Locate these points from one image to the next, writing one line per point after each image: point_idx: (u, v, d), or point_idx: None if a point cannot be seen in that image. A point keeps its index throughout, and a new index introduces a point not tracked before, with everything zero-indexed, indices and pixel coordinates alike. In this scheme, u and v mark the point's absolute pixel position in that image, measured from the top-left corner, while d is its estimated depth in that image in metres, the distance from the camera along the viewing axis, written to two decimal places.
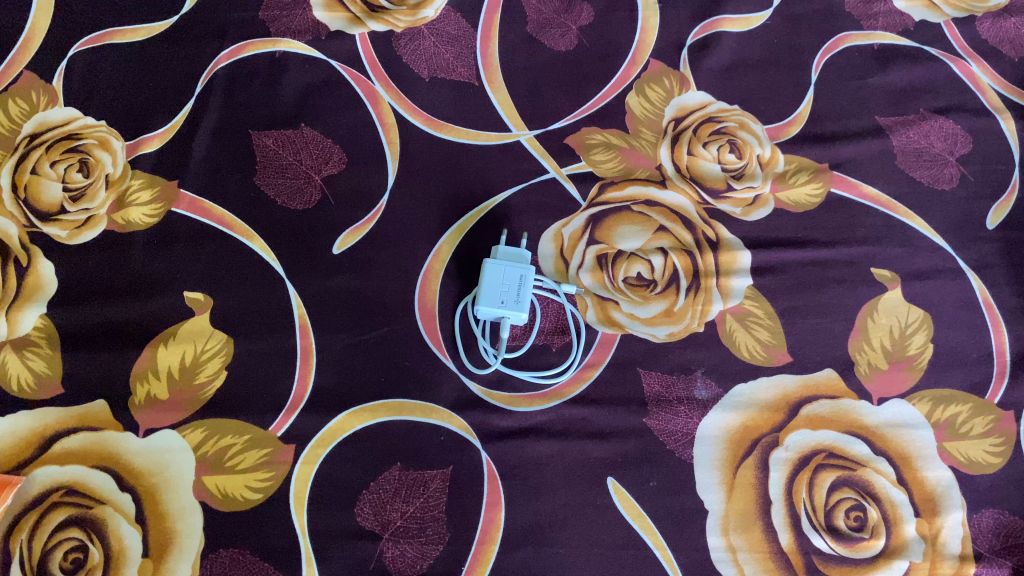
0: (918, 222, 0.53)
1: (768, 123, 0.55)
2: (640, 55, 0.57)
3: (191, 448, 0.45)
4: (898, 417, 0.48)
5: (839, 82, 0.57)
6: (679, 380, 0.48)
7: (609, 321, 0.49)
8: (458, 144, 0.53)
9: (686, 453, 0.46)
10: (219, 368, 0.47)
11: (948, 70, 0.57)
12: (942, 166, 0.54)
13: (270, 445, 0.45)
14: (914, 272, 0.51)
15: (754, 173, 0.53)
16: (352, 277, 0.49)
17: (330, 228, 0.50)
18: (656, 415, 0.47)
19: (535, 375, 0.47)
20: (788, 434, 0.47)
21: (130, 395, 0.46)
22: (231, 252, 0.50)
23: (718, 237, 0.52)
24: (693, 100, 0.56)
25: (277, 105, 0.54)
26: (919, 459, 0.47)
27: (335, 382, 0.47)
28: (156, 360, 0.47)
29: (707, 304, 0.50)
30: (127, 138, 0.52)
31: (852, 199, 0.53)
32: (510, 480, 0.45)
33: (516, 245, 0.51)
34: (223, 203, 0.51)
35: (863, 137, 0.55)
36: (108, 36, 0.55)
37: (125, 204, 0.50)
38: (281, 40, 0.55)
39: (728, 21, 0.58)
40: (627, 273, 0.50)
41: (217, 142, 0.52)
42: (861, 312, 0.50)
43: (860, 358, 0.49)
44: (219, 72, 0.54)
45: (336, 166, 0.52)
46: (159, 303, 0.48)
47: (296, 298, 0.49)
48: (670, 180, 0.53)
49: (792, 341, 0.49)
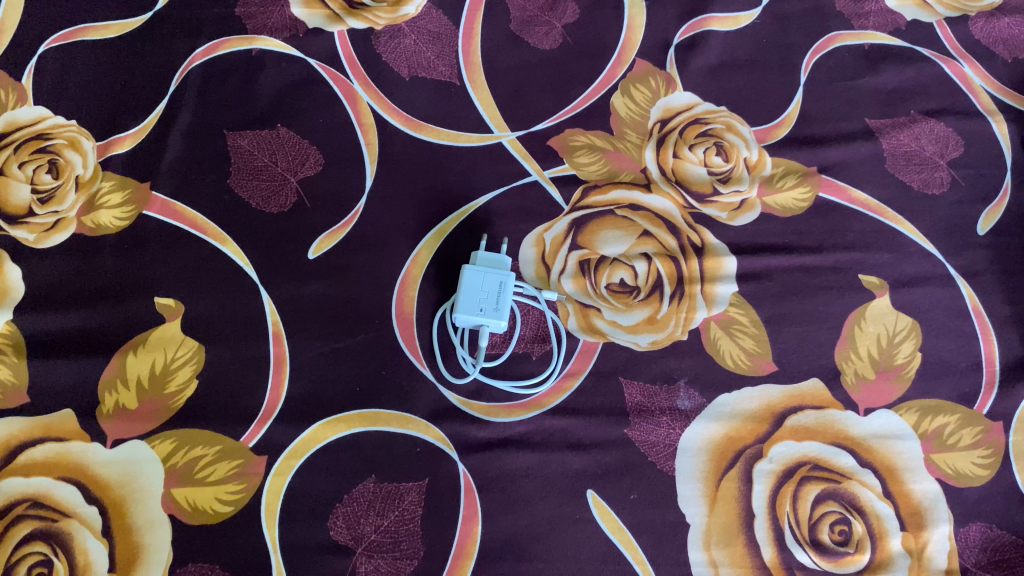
0: (907, 227, 0.52)
1: (756, 125, 0.54)
2: (625, 55, 0.55)
3: (161, 459, 0.44)
4: (885, 428, 0.47)
5: (828, 83, 0.55)
6: (661, 390, 0.47)
7: (590, 329, 0.48)
8: (438, 146, 0.52)
9: (668, 465, 0.45)
10: (190, 377, 0.46)
11: (940, 71, 0.56)
12: (933, 169, 0.53)
13: (241, 457, 0.44)
14: (903, 279, 0.50)
15: (741, 176, 0.52)
16: (328, 283, 0.48)
17: (305, 233, 0.49)
18: (638, 425, 0.46)
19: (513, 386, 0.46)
20: (772, 446, 0.46)
21: (98, 404, 0.45)
22: (203, 257, 0.48)
23: (703, 242, 0.50)
24: (679, 101, 0.54)
25: (252, 105, 0.52)
26: (905, 472, 0.46)
27: (309, 392, 0.46)
28: (125, 369, 0.46)
29: (691, 312, 0.49)
30: (98, 138, 0.51)
31: (841, 203, 0.52)
32: (487, 493, 0.44)
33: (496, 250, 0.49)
34: (196, 206, 0.50)
35: (852, 140, 0.54)
36: (79, 32, 0.53)
37: (95, 207, 0.49)
38: (258, 37, 0.54)
39: (716, 19, 0.56)
40: (610, 279, 0.49)
41: (191, 142, 0.51)
42: (849, 319, 0.49)
43: (846, 367, 0.48)
44: (194, 70, 0.53)
45: (313, 168, 0.51)
46: (128, 309, 0.47)
47: (269, 304, 0.48)
48: (654, 184, 0.52)
49: (777, 350, 0.48)
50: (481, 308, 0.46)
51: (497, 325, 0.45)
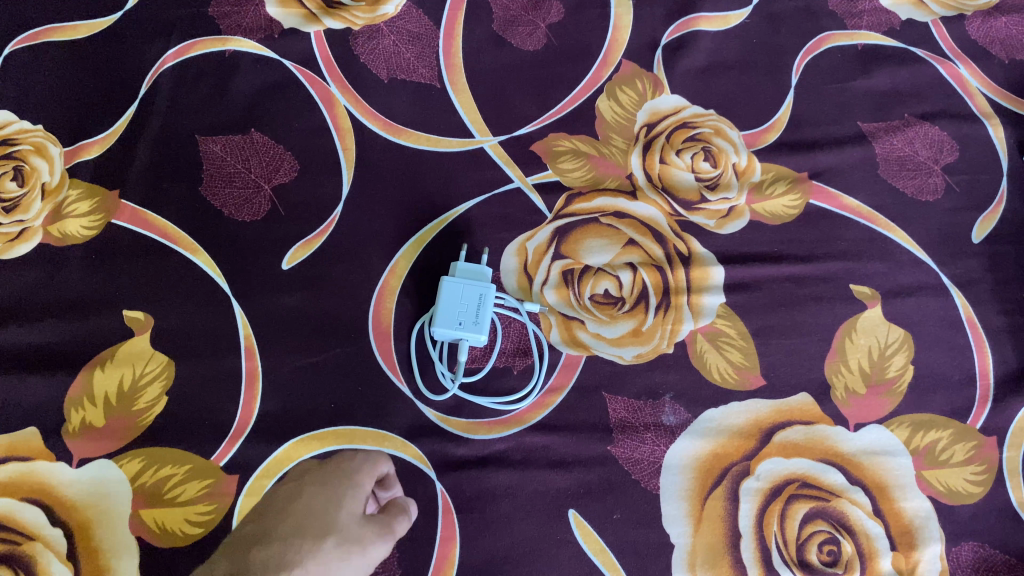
0: (900, 235, 0.50)
1: (745, 129, 0.52)
2: (611, 56, 0.54)
3: (129, 479, 0.43)
4: (876, 444, 0.46)
5: (820, 85, 0.54)
6: (646, 405, 0.45)
7: (573, 342, 0.47)
8: (417, 151, 0.50)
9: (652, 483, 0.44)
10: (160, 393, 0.44)
11: (935, 72, 0.54)
12: (927, 175, 0.52)
13: (212, 476, 0.43)
14: (895, 289, 0.49)
15: (729, 182, 0.51)
16: (303, 295, 0.47)
17: (279, 242, 0.48)
18: (621, 442, 0.45)
19: (494, 403, 0.45)
20: (759, 463, 0.45)
21: (64, 422, 0.43)
22: (174, 268, 0.47)
23: (690, 252, 0.49)
24: (666, 104, 0.53)
25: (225, 109, 0.51)
26: (896, 489, 0.45)
27: (282, 409, 0.44)
28: (92, 385, 0.44)
29: (677, 324, 0.47)
30: (65, 144, 0.49)
31: (832, 210, 0.51)
32: (466, 513, 0.43)
33: (476, 261, 0.48)
34: (167, 214, 0.48)
35: (844, 145, 0.52)
36: (46, 33, 0.52)
37: (62, 216, 0.48)
38: (232, 38, 0.52)
39: (705, 19, 0.55)
40: (593, 290, 0.48)
41: (161, 148, 0.49)
42: (839, 331, 0.48)
43: (836, 381, 0.47)
44: (165, 72, 0.51)
45: (288, 175, 0.49)
46: (96, 322, 0.45)
47: (241, 317, 0.46)
48: (640, 190, 0.50)
49: (765, 363, 0.47)
50: (460, 322, 0.44)
51: (476, 339, 0.44)
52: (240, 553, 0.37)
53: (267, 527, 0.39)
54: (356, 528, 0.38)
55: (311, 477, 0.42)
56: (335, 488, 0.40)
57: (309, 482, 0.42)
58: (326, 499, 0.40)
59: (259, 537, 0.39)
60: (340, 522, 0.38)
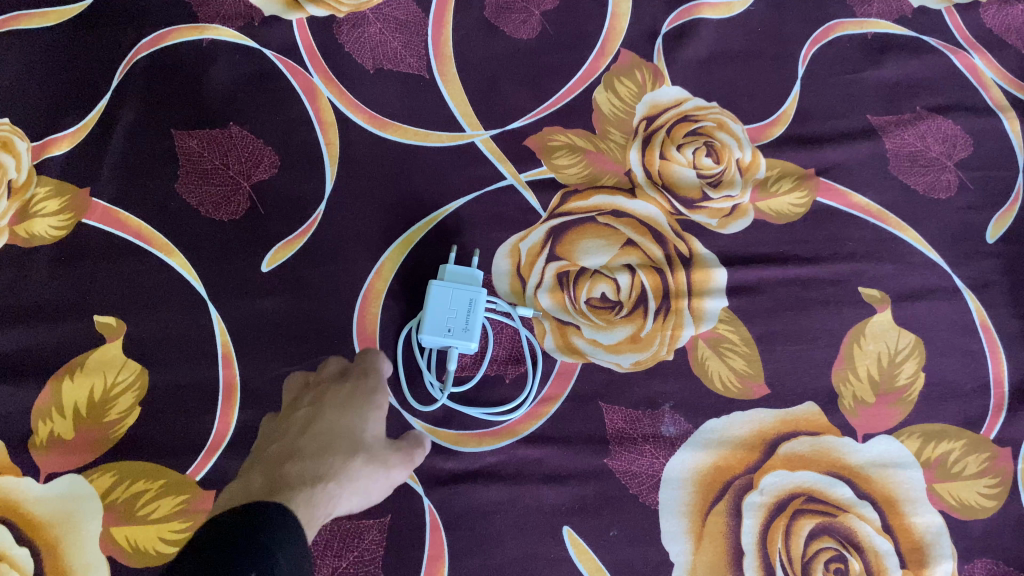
0: (911, 235, 0.48)
1: (749, 123, 0.50)
2: (609, 46, 0.51)
3: (99, 495, 0.40)
4: (885, 456, 0.43)
5: (828, 76, 0.51)
6: (645, 416, 0.43)
7: (568, 349, 0.44)
8: (404, 146, 0.48)
9: (651, 497, 0.42)
10: (132, 403, 0.42)
11: (948, 63, 0.52)
12: (939, 171, 0.49)
13: (187, 492, 0.41)
14: (906, 292, 0.47)
15: (732, 179, 0.48)
16: (284, 299, 0.44)
17: (259, 243, 0.45)
18: (619, 454, 0.42)
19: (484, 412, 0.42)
20: (763, 476, 0.43)
21: (31, 434, 0.41)
22: (148, 271, 0.45)
23: (691, 253, 0.47)
24: (667, 97, 0.50)
25: (202, 101, 0.48)
26: (906, 503, 0.43)
27: (261, 420, 0.42)
28: (60, 395, 0.42)
29: (677, 329, 0.45)
30: (33, 138, 0.47)
31: (840, 209, 0.48)
32: (454, 531, 0.41)
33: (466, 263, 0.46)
34: (141, 213, 0.46)
35: (853, 140, 0.50)
36: (13, 21, 0.49)
37: (30, 215, 0.45)
38: (210, 26, 0.49)
39: (708, 6, 0.52)
40: (590, 294, 0.45)
41: (135, 143, 0.47)
42: (847, 337, 0.46)
43: (844, 390, 0.45)
44: (139, 62, 0.49)
45: (268, 171, 0.47)
46: (65, 328, 0.43)
47: (219, 323, 0.44)
48: (639, 188, 0.48)
49: (770, 371, 0.45)
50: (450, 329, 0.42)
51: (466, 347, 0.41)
52: (269, 471, 0.34)
53: (279, 445, 0.36)
54: (383, 450, 0.37)
55: (311, 395, 0.38)
56: (356, 404, 0.37)
57: (316, 397, 0.38)
58: (343, 411, 0.37)
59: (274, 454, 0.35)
60: (362, 442, 0.36)
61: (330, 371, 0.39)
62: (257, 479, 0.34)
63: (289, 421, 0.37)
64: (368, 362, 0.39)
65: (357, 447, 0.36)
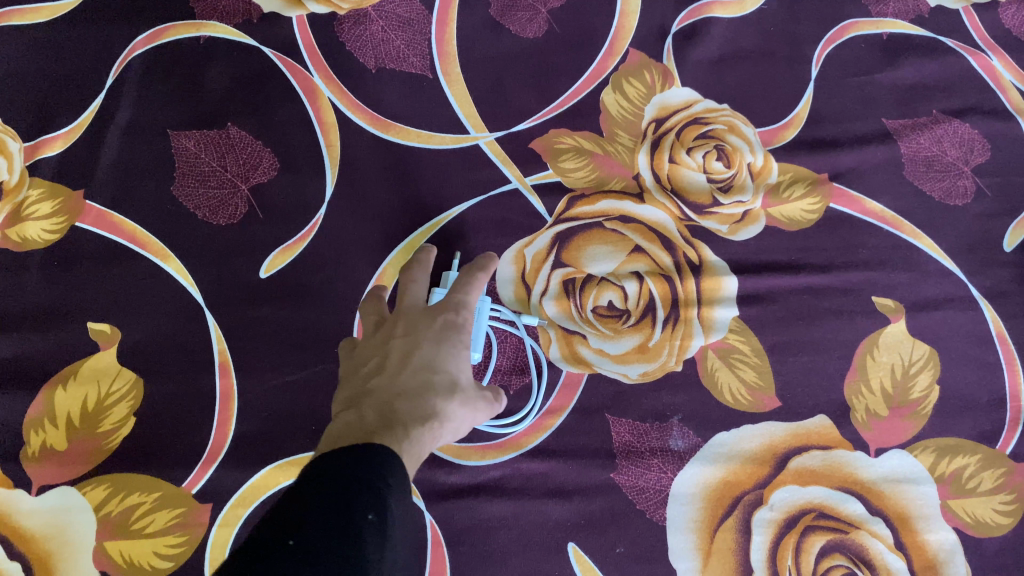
0: (926, 243, 0.47)
1: (761, 125, 0.49)
2: (617, 45, 0.50)
3: (92, 508, 0.39)
4: (898, 471, 0.42)
5: (842, 78, 0.50)
6: (653, 428, 0.42)
7: (574, 358, 0.43)
8: (407, 148, 0.47)
9: (658, 513, 0.41)
10: (127, 414, 0.41)
11: (965, 64, 0.51)
12: (956, 176, 0.48)
13: (183, 505, 0.40)
14: (921, 302, 0.45)
15: (744, 184, 0.47)
16: (282, 306, 0.43)
17: (257, 248, 0.44)
18: (626, 469, 0.42)
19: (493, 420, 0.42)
20: (773, 491, 0.42)
21: (22, 445, 0.40)
22: (143, 276, 0.43)
23: (701, 260, 0.46)
24: (676, 98, 0.49)
25: (199, 100, 0.47)
26: (920, 520, 0.42)
27: (259, 431, 0.41)
28: (53, 405, 0.41)
29: (686, 339, 0.44)
30: (26, 138, 0.46)
31: (854, 215, 0.47)
32: (457, 547, 0.40)
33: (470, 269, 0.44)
34: (136, 217, 0.44)
35: (867, 144, 0.48)
36: (6, 15, 0.48)
37: (22, 218, 0.44)
38: (207, 23, 0.48)
39: (719, 5, 0.51)
40: (597, 302, 0.44)
41: (130, 144, 0.46)
42: (860, 348, 0.44)
43: (856, 403, 0.43)
44: (134, 60, 0.47)
45: (267, 173, 0.45)
46: (59, 335, 0.42)
47: (216, 331, 0.43)
48: (648, 192, 0.46)
49: (781, 383, 0.44)
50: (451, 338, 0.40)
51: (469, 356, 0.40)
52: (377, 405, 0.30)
53: (371, 370, 0.32)
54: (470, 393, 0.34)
55: (396, 318, 0.35)
56: (451, 339, 0.34)
57: (404, 321, 0.34)
58: (439, 347, 0.33)
59: (368, 380, 0.32)
60: (458, 381, 0.33)
61: (414, 292, 0.36)
62: (359, 410, 0.30)
63: (374, 343, 0.34)
64: (458, 292, 0.36)
65: (455, 388, 0.33)
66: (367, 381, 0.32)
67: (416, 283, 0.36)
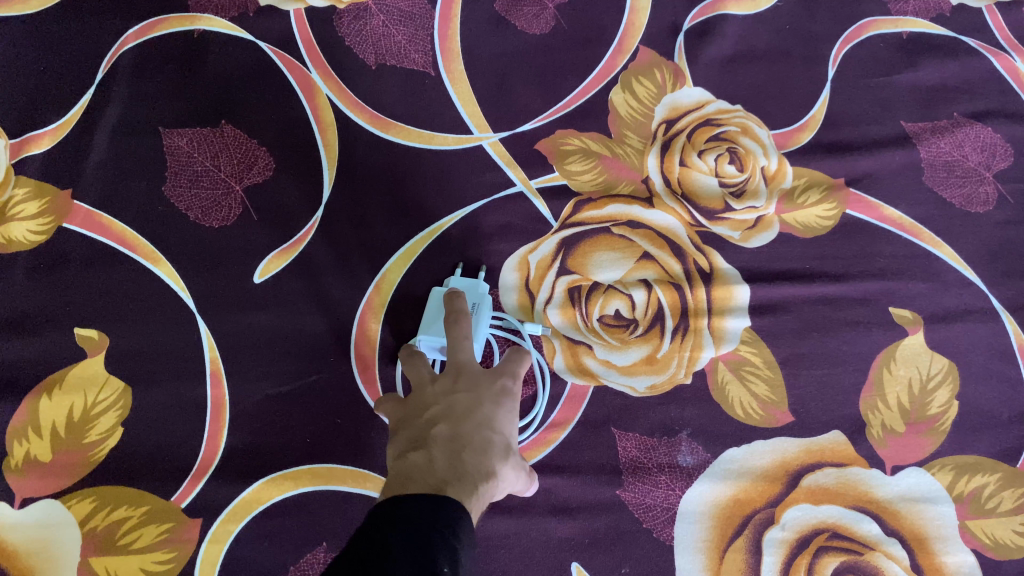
0: (946, 251, 0.45)
1: (775, 128, 0.47)
2: (627, 43, 0.48)
3: (78, 522, 0.38)
4: (915, 489, 0.41)
5: (860, 79, 0.48)
6: (661, 444, 0.41)
7: (580, 370, 0.42)
8: (408, 149, 0.45)
9: (665, 532, 0.39)
10: (114, 423, 0.40)
11: (988, 66, 0.49)
12: (977, 183, 0.46)
13: (172, 520, 0.38)
14: (939, 313, 0.44)
15: (757, 189, 0.45)
16: (275, 312, 0.42)
17: (251, 252, 0.42)
18: (632, 486, 0.40)
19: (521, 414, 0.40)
20: (785, 510, 0.40)
21: (5, 455, 0.39)
22: (133, 280, 0.42)
23: (712, 268, 0.44)
24: (688, 99, 0.47)
25: (193, 97, 0.45)
26: (937, 542, 0.40)
27: (252, 443, 0.40)
28: (37, 414, 0.39)
29: (696, 351, 0.42)
30: (13, 135, 0.44)
31: (871, 222, 0.45)
32: None
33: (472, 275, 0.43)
34: (125, 218, 0.43)
35: (885, 148, 0.47)
36: None
37: (7, 218, 0.42)
38: (202, 17, 0.46)
39: (733, 2, 0.49)
40: (603, 311, 0.42)
41: (120, 142, 0.44)
42: (876, 361, 0.43)
43: (872, 418, 0.42)
44: (125, 54, 0.46)
45: (262, 173, 0.44)
46: (45, 342, 0.41)
47: (208, 338, 0.41)
48: (657, 197, 0.45)
49: (794, 397, 0.42)
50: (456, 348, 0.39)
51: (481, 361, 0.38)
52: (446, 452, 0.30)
53: (435, 418, 0.32)
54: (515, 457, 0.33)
55: (456, 371, 0.34)
56: (509, 401, 0.33)
57: (464, 377, 0.33)
58: (498, 407, 0.33)
59: (432, 427, 0.31)
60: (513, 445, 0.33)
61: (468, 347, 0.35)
62: (427, 457, 0.30)
63: (431, 393, 0.33)
64: (510, 357, 0.35)
65: (511, 451, 0.32)
66: (429, 430, 0.31)
67: (467, 337, 0.35)
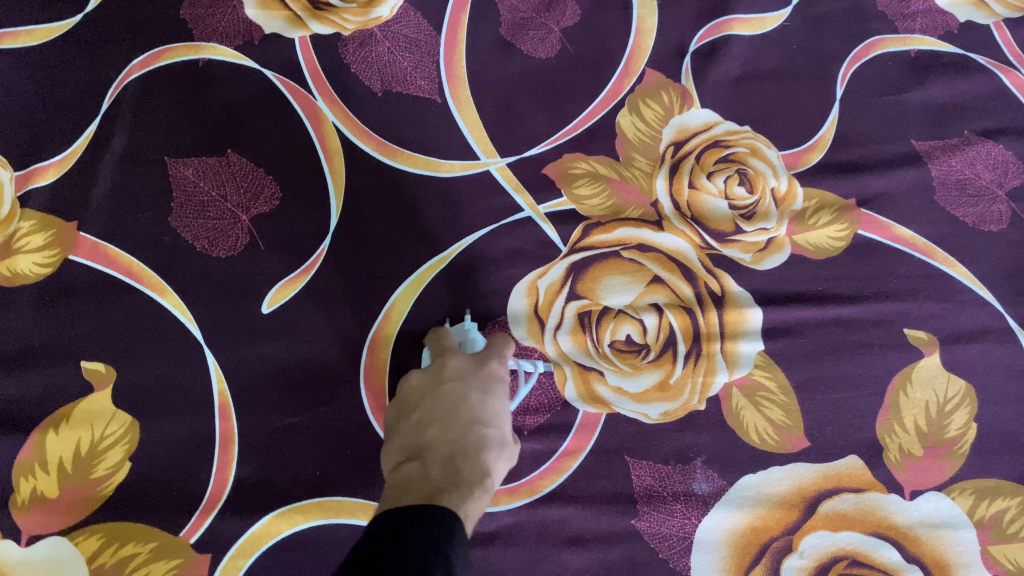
0: (960, 271, 0.44)
1: (784, 148, 0.46)
2: (633, 65, 0.48)
3: (85, 560, 0.37)
4: (936, 515, 0.40)
5: (869, 98, 0.48)
6: (675, 471, 0.40)
7: (591, 397, 0.41)
8: (415, 175, 0.45)
9: (681, 562, 0.39)
10: (122, 458, 0.39)
11: (998, 82, 0.48)
12: (990, 201, 0.46)
13: (179, 556, 0.38)
14: (955, 334, 0.43)
15: (767, 211, 0.45)
16: (283, 343, 0.41)
17: (258, 282, 0.42)
18: (647, 515, 0.39)
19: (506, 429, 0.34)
20: (803, 538, 0.39)
21: (12, 492, 0.38)
22: (140, 311, 0.41)
23: (723, 291, 0.43)
24: (695, 120, 0.47)
25: (198, 126, 0.45)
26: (960, 568, 0.39)
27: (261, 476, 0.39)
28: (44, 450, 0.39)
29: (710, 376, 0.42)
30: (18, 168, 0.44)
31: (883, 243, 0.45)
32: None
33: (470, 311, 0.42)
34: (131, 249, 0.42)
35: (897, 167, 0.46)
36: None
37: (12, 251, 0.42)
38: (206, 45, 0.46)
39: (740, 22, 0.49)
40: (614, 336, 0.42)
41: (126, 173, 0.44)
42: (892, 384, 0.42)
43: (889, 442, 0.41)
44: (130, 85, 0.45)
45: (269, 203, 0.43)
46: (51, 377, 0.40)
47: (215, 370, 0.41)
48: (667, 220, 0.44)
49: (810, 421, 0.41)
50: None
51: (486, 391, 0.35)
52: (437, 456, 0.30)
53: (424, 423, 0.32)
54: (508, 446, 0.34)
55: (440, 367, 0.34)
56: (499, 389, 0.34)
57: (448, 372, 0.34)
58: (485, 396, 0.33)
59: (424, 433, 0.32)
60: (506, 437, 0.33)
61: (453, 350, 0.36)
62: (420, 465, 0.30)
63: (420, 397, 0.34)
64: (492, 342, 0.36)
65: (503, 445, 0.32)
66: (420, 437, 0.32)
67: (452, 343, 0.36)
